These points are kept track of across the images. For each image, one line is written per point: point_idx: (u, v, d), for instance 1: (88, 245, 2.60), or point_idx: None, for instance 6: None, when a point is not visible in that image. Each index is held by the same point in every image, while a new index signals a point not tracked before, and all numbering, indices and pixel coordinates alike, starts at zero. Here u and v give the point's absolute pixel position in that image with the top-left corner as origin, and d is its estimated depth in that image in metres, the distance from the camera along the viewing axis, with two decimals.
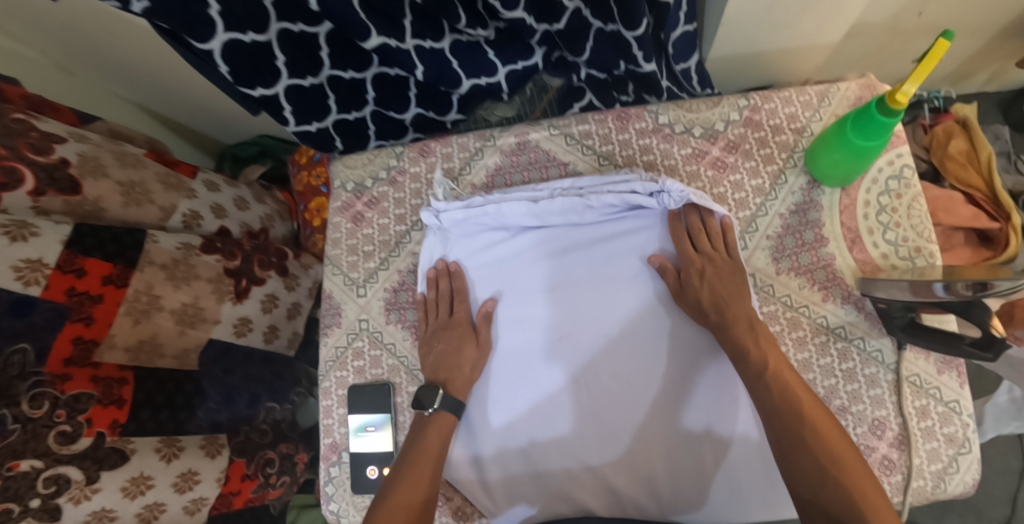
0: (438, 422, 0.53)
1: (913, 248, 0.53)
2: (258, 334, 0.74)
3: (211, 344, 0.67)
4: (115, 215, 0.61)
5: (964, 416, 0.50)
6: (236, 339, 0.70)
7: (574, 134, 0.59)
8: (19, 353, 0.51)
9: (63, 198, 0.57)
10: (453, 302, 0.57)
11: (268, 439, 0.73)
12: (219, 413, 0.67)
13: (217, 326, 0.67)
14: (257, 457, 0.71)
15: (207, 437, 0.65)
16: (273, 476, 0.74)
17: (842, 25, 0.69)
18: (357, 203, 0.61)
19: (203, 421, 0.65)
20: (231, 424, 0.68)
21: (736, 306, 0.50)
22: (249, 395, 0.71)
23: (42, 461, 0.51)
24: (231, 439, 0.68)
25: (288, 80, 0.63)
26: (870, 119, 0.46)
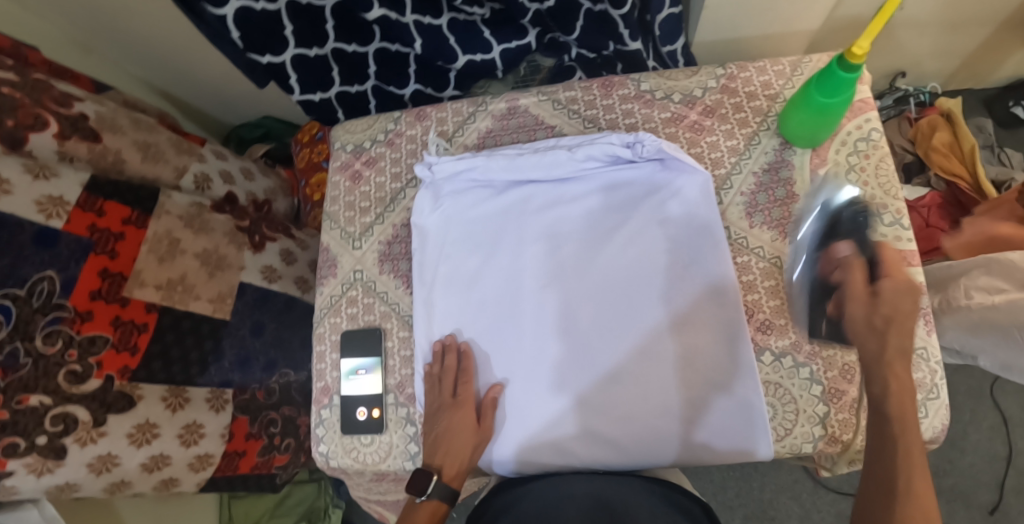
0: (427, 507, 0.52)
1: (881, 205, 0.56)
2: (288, 281, 0.85)
3: (244, 289, 0.77)
4: (135, 169, 0.71)
5: (931, 362, 0.53)
6: (266, 283, 0.81)
7: (561, 100, 0.62)
8: (46, 281, 0.56)
9: (87, 145, 0.65)
10: (457, 381, 0.54)
11: (271, 401, 0.80)
12: (232, 374, 0.73)
13: (245, 271, 0.78)
14: (260, 418, 0.79)
15: (214, 391, 0.71)
16: (277, 438, 0.82)
17: (820, 11, 0.72)
18: (356, 163, 0.64)
19: (214, 376, 0.71)
20: (240, 382, 0.75)
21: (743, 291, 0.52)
22: (264, 360, 0.78)
23: (51, 399, 0.54)
24: (236, 396, 0.74)
25: (295, 49, 0.69)
26: (831, 76, 0.49)
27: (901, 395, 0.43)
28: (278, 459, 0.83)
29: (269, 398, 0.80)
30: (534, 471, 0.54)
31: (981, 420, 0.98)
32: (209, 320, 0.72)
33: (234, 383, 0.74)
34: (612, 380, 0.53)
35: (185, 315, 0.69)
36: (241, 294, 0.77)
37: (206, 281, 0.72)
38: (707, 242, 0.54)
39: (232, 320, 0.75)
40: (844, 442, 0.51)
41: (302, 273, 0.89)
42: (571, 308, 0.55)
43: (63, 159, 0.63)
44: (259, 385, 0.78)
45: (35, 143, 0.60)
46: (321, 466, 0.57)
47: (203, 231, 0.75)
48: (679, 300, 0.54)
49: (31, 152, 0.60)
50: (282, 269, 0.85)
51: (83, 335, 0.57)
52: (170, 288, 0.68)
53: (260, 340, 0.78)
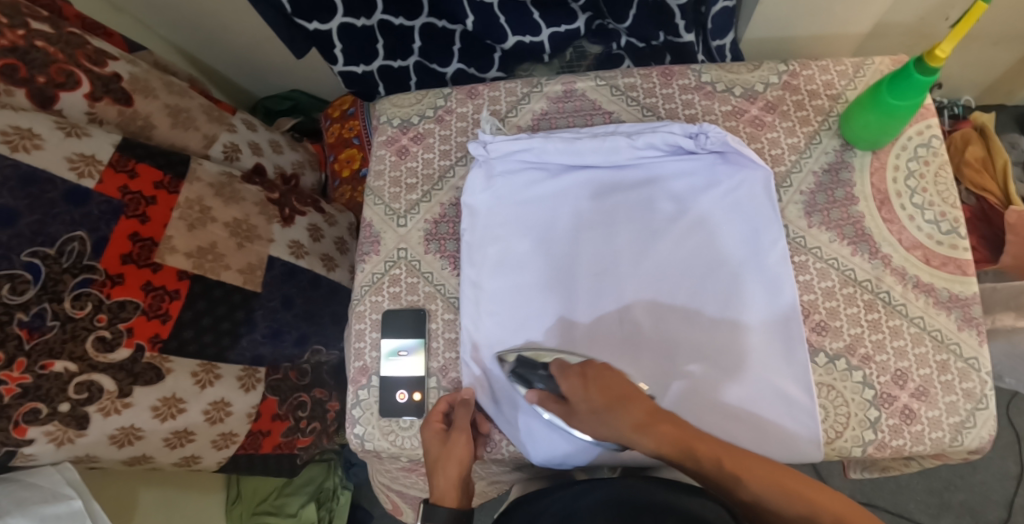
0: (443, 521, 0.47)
1: (940, 213, 0.56)
2: (313, 258, 0.81)
3: (272, 263, 0.75)
4: (163, 134, 0.71)
5: (981, 373, 0.52)
6: (293, 260, 0.78)
7: (619, 86, 0.60)
8: (76, 241, 0.56)
9: (117, 108, 0.66)
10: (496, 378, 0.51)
11: (303, 382, 0.79)
12: (262, 346, 0.72)
13: (274, 246, 0.76)
14: (289, 399, 0.77)
15: (246, 369, 0.70)
16: (303, 421, 0.80)
17: (873, 14, 0.71)
18: (402, 137, 0.61)
19: (245, 350, 0.70)
20: (272, 359, 0.73)
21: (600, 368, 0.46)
22: (296, 334, 0.76)
23: (77, 366, 0.54)
24: (268, 375, 0.73)
25: (342, 18, 0.66)
26: (907, 80, 0.48)
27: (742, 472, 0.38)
28: (302, 441, 0.81)
29: (302, 378, 0.79)
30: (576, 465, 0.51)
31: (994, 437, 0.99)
32: (239, 291, 0.70)
33: (263, 361, 0.73)
34: (661, 376, 0.52)
35: (214, 284, 0.67)
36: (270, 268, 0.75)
37: (235, 252, 0.70)
38: (764, 239, 0.53)
39: (263, 292, 0.72)
40: (894, 447, 0.51)
41: (328, 250, 0.85)
42: (622, 297, 0.54)
43: (93, 121, 0.63)
44: (291, 363, 0.77)
45: (65, 101, 0.61)
46: (356, 448, 0.55)
47: (234, 200, 0.74)
48: (734, 295, 0.53)
49: (61, 111, 0.61)
50: (309, 246, 0.81)
51: (113, 300, 0.57)
52: (202, 255, 0.67)
53: (291, 313, 0.76)
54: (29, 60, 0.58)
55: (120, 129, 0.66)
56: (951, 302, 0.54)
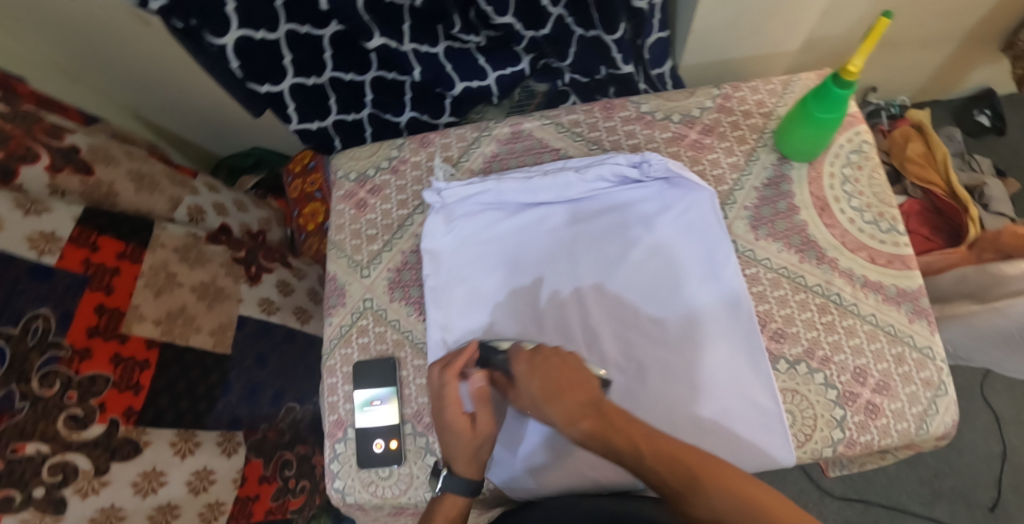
0: (445, 505, 0.48)
1: (878, 213, 0.59)
2: (287, 312, 0.84)
3: (244, 321, 0.77)
4: (129, 198, 0.71)
5: (937, 361, 0.54)
6: (266, 316, 0.80)
7: (563, 123, 0.63)
8: (40, 319, 0.55)
9: (78, 177, 0.66)
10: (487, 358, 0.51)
11: (284, 438, 0.78)
12: (239, 408, 0.72)
13: (243, 304, 0.77)
14: (274, 459, 0.76)
15: (224, 434, 0.69)
16: (291, 480, 0.79)
17: (800, 33, 0.76)
18: (360, 191, 0.63)
19: (222, 415, 0.69)
20: (249, 421, 0.73)
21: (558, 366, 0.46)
22: (273, 392, 0.77)
23: (49, 447, 0.53)
24: (247, 437, 0.72)
25: (293, 78, 0.68)
26: (828, 93, 0.51)
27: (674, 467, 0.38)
28: (294, 503, 0.78)
29: (282, 437, 0.78)
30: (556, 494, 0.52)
31: (974, 419, 1.01)
32: (211, 354, 0.70)
33: (240, 423, 0.72)
34: (635, 400, 0.53)
35: (185, 348, 0.68)
36: (241, 326, 0.76)
37: (206, 313, 0.72)
38: (717, 256, 0.56)
39: (234, 353, 0.73)
40: (862, 443, 0.52)
41: (301, 303, 0.88)
42: (589, 326, 0.55)
43: (54, 193, 0.63)
44: (269, 424, 0.76)
45: (25, 176, 0.61)
46: (337, 503, 0.55)
47: (200, 263, 0.75)
48: (694, 313, 0.54)
49: (22, 185, 0.61)
50: (280, 301, 0.84)
51: (82, 376, 0.57)
52: (170, 322, 0.67)
53: (266, 371, 0.77)
54: None
55: (83, 196, 0.66)
56: (900, 297, 0.56)
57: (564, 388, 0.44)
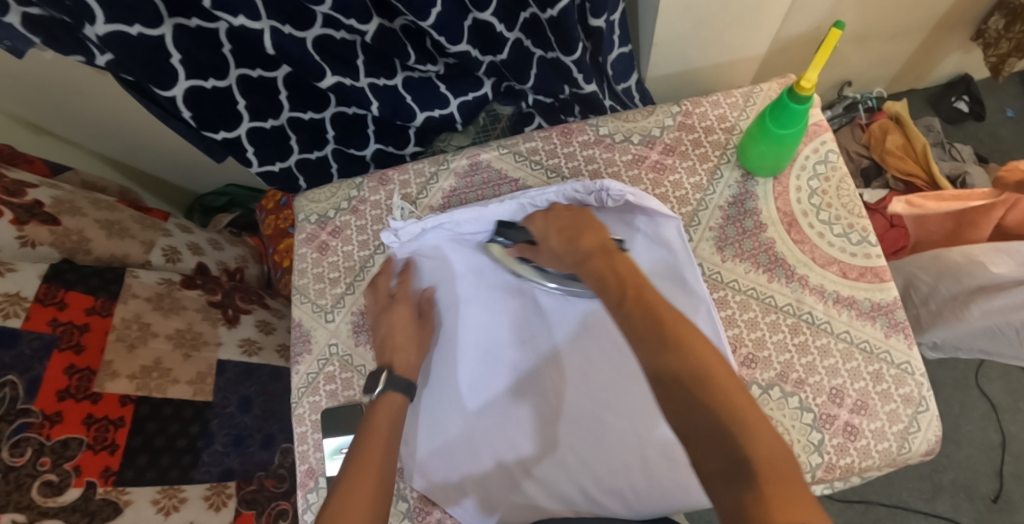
0: (384, 404, 0.50)
1: (847, 225, 0.57)
2: (269, 351, 0.83)
3: (224, 367, 0.75)
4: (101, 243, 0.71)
5: (917, 376, 0.53)
6: (246, 357, 0.79)
7: (522, 151, 0.62)
8: (8, 387, 0.53)
9: (47, 227, 0.66)
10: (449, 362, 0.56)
11: (282, 489, 0.76)
12: (229, 457, 0.71)
13: (223, 347, 0.76)
14: (268, 511, 0.73)
15: (214, 487, 0.68)
16: None
17: (762, 37, 0.75)
18: (321, 233, 0.63)
19: (210, 467, 0.69)
20: (242, 470, 0.72)
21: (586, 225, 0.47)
22: (261, 436, 0.76)
23: (25, 514, 0.51)
24: (241, 489, 0.71)
25: (250, 123, 0.67)
26: (785, 109, 0.50)
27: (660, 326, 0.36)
28: None
29: (280, 485, 0.76)
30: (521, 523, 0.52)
31: (972, 410, 0.99)
32: (190, 403, 0.69)
33: (235, 474, 0.71)
34: (604, 427, 0.52)
35: (163, 401, 0.66)
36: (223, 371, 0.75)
37: (181, 364, 0.70)
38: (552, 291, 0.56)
39: (215, 400, 0.72)
40: (842, 467, 0.51)
41: (284, 339, 0.87)
42: (554, 353, 0.55)
43: (24, 244, 0.63)
44: (265, 472, 0.75)
45: None
46: None
47: (174, 311, 0.73)
48: None
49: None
50: (262, 341, 0.83)
51: (54, 441, 0.55)
52: (146, 376, 0.66)
53: (249, 416, 0.76)
54: None
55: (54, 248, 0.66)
56: (875, 311, 0.55)
57: (619, 267, 0.42)
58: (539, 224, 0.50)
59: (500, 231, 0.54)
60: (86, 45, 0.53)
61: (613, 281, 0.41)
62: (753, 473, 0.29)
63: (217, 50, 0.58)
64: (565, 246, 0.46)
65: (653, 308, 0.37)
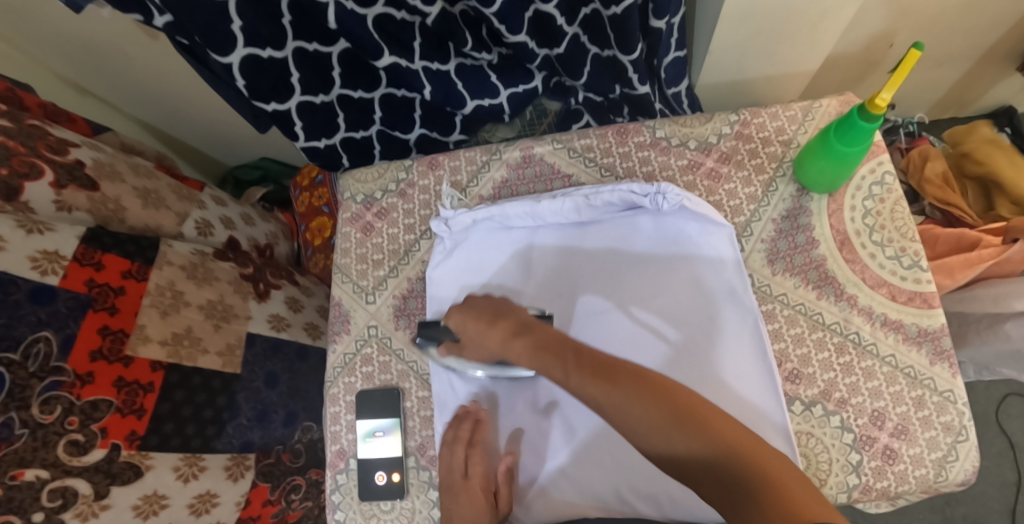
0: None
1: (900, 248, 0.57)
2: (297, 328, 0.82)
3: (253, 339, 0.74)
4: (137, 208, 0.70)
5: (958, 405, 0.52)
6: (275, 332, 0.78)
7: (576, 148, 0.61)
8: (43, 342, 0.53)
9: (85, 193, 0.64)
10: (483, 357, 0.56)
11: (297, 465, 0.77)
12: (251, 431, 0.70)
13: (252, 322, 0.75)
14: (282, 484, 0.75)
15: (235, 458, 0.68)
16: (296, 501, 0.78)
17: (819, 54, 0.74)
18: (366, 214, 0.62)
19: (231, 439, 0.68)
20: (263, 444, 0.72)
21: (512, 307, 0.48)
22: (284, 413, 0.75)
23: (49, 472, 0.52)
24: (259, 462, 0.71)
25: (300, 96, 0.67)
26: (853, 126, 0.50)
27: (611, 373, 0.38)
28: (292, 515, 0.79)
29: (296, 460, 0.77)
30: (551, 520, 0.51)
31: (988, 445, 0.99)
32: (219, 375, 0.68)
33: (254, 446, 0.71)
34: None
35: (192, 372, 0.65)
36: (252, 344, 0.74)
37: (212, 334, 0.69)
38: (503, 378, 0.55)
39: (242, 373, 0.71)
40: (878, 489, 0.51)
41: (311, 318, 0.87)
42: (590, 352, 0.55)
43: (61, 209, 0.62)
44: (284, 446, 0.75)
45: (31, 195, 0.59)
46: None
47: (207, 281, 0.72)
48: (702, 341, 0.53)
49: (28, 203, 0.59)
50: (290, 317, 0.82)
51: (84, 401, 0.55)
52: (177, 343, 0.64)
53: (275, 392, 0.74)
54: None
55: (91, 209, 0.65)
56: (921, 337, 0.54)
57: (542, 337, 0.44)
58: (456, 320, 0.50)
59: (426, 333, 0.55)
60: (145, 5, 0.53)
61: (552, 351, 0.42)
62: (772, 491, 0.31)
63: (277, 20, 0.58)
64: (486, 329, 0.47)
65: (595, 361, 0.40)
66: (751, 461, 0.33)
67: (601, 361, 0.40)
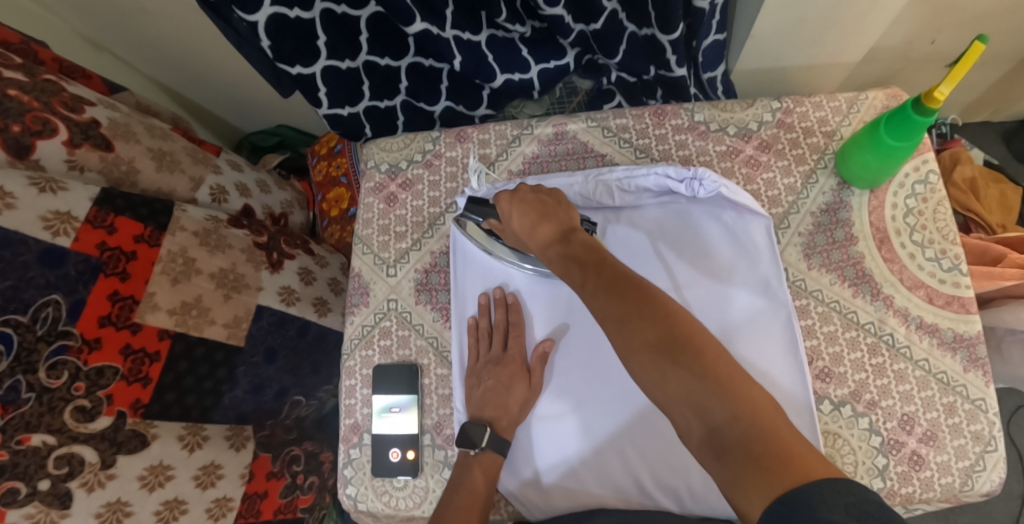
0: (483, 461, 0.48)
1: (940, 250, 0.55)
2: (305, 304, 0.78)
3: (261, 313, 0.71)
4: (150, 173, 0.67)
5: (990, 414, 0.51)
6: (284, 307, 0.74)
7: (611, 127, 0.59)
8: (51, 305, 0.52)
9: (98, 153, 0.62)
10: (506, 334, 0.54)
11: (291, 435, 0.77)
12: (244, 404, 0.68)
13: (263, 293, 0.72)
14: (282, 455, 0.75)
15: (233, 428, 0.68)
16: (300, 476, 0.77)
17: (863, 45, 0.72)
18: (391, 184, 0.61)
19: (228, 410, 0.66)
20: (254, 416, 0.70)
21: (557, 212, 0.46)
22: (277, 388, 0.72)
23: (55, 438, 0.51)
24: (256, 432, 0.71)
25: (326, 61, 0.64)
26: (904, 119, 0.47)
27: (622, 297, 0.37)
28: (303, 499, 0.77)
29: (290, 432, 0.77)
30: (565, 506, 0.50)
31: None
32: (223, 347, 0.66)
33: (248, 419, 0.69)
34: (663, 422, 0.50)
35: (197, 342, 0.63)
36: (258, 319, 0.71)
37: (221, 305, 0.66)
38: (526, 272, 0.55)
39: (246, 347, 0.68)
40: (902, 495, 0.50)
41: (321, 293, 0.83)
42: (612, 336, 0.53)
43: (73, 169, 0.60)
44: (274, 421, 0.74)
45: (42, 151, 0.57)
46: (348, 509, 0.53)
47: (220, 249, 0.69)
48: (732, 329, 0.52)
49: (39, 162, 0.57)
50: (300, 291, 0.78)
51: (91, 367, 0.54)
52: (185, 313, 0.63)
53: (273, 367, 0.71)
54: (3, 109, 0.55)
55: (104, 170, 0.63)
56: (956, 343, 0.53)
57: (575, 250, 0.42)
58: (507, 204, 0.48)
59: (472, 209, 0.52)
60: None
61: (575, 266, 0.41)
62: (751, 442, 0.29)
63: None
64: (529, 229, 0.46)
65: (610, 282, 0.38)
66: (742, 401, 0.31)
67: (617, 277, 0.38)
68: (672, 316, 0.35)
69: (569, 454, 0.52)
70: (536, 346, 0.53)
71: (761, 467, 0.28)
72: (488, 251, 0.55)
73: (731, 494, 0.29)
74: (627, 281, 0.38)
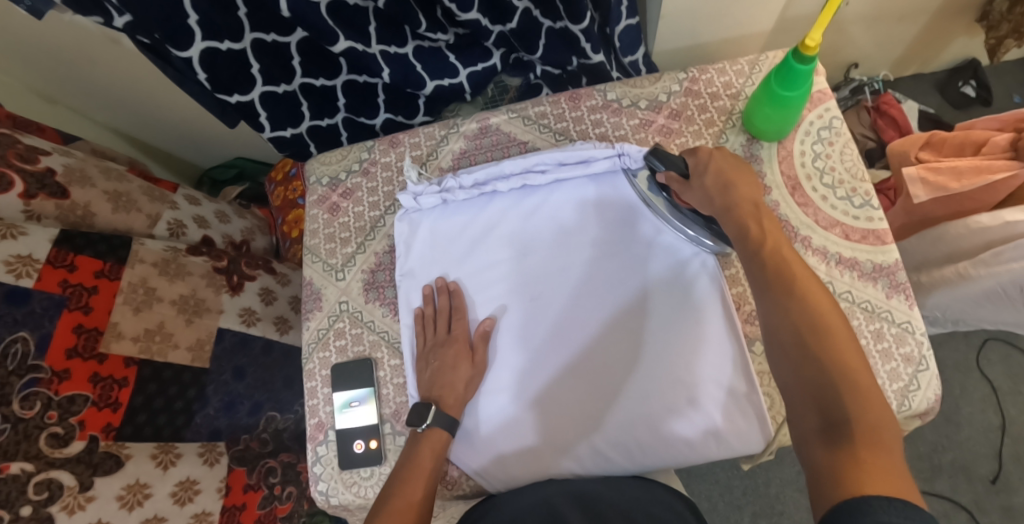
0: (430, 439, 0.51)
1: (850, 189, 0.58)
2: (267, 323, 0.82)
3: (222, 335, 0.75)
4: (107, 217, 0.71)
5: (917, 335, 0.53)
6: (245, 327, 0.78)
7: (530, 115, 0.63)
8: (20, 342, 0.55)
9: (54, 202, 0.66)
10: (450, 319, 0.57)
11: (268, 447, 0.78)
12: (218, 420, 0.72)
13: (224, 315, 0.76)
14: (258, 468, 0.76)
15: (206, 445, 0.70)
16: (278, 487, 0.79)
17: (769, 13, 0.76)
18: (332, 195, 0.64)
19: (201, 427, 0.70)
20: (230, 431, 0.73)
21: (743, 189, 0.47)
22: (250, 404, 0.76)
23: (33, 465, 0.53)
24: (230, 447, 0.73)
25: (263, 87, 0.69)
26: (790, 70, 0.50)
27: (798, 288, 0.41)
28: (281, 508, 0.79)
29: (265, 446, 0.78)
30: (521, 475, 0.52)
31: (972, 392, 1.00)
32: (189, 369, 0.69)
33: (223, 434, 0.72)
34: (611, 386, 0.52)
35: (163, 366, 0.67)
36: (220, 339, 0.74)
37: (184, 328, 0.70)
38: (685, 237, 0.55)
39: (213, 367, 0.72)
40: None
41: (282, 312, 0.86)
42: (555, 309, 0.56)
43: (29, 219, 0.63)
44: (251, 435, 0.76)
45: None
46: (322, 505, 0.55)
47: (180, 276, 0.73)
48: (668, 291, 0.54)
49: None
50: (261, 310, 0.82)
51: (62, 396, 0.56)
52: (149, 339, 0.66)
53: (243, 384, 0.75)
54: None
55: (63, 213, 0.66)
56: (877, 273, 0.56)
57: (766, 228, 0.45)
58: (704, 156, 0.49)
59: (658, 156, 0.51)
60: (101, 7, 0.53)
61: (755, 241, 0.45)
62: (850, 432, 0.34)
63: (232, 12, 0.58)
64: (719, 190, 0.47)
65: (788, 272, 0.42)
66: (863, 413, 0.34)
67: (793, 277, 0.42)
68: (824, 322, 0.39)
69: (523, 426, 0.53)
70: (478, 325, 0.57)
71: (860, 466, 0.31)
72: (650, 205, 0.57)
73: (817, 470, 0.34)
74: (804, 279, 0.42)
